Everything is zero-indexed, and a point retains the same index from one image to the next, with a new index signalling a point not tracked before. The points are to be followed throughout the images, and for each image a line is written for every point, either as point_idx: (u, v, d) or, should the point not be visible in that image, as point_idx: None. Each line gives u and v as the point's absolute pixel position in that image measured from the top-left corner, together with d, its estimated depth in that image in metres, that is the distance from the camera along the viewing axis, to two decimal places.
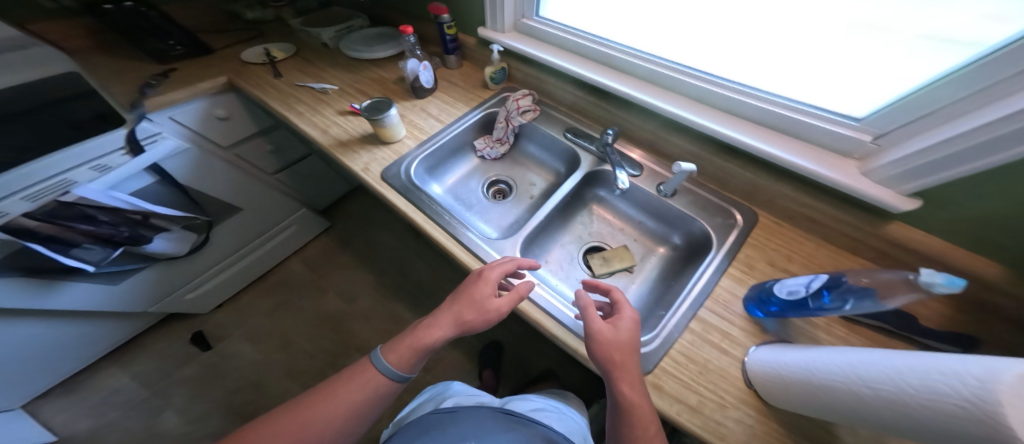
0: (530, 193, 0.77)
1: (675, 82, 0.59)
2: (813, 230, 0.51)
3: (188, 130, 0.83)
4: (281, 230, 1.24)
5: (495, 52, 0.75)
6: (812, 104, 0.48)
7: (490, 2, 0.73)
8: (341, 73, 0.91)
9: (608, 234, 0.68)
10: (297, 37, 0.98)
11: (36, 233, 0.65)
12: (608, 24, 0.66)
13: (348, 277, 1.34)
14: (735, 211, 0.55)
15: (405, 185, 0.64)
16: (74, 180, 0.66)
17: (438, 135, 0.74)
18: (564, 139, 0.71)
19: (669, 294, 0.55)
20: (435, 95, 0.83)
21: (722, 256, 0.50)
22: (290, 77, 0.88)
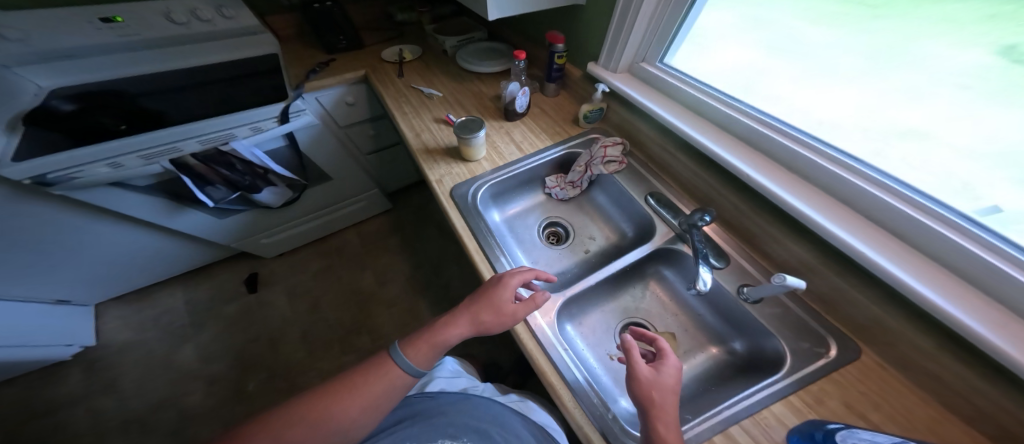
0: (586, 248, 0.72)
1: (809, 165, 0.53)
2: (930, 391, 0.41)
3: (322, 110, 1.03)
4: (348, 202, 1.38)
5: (598, 90, 0.74)
6: (1009, 239, 0.38)
7: (611, 42, 0.71)
8: (447, 81, 0.98)
9: (655, 315, 0.63)
10: (427, 44, 1.12)
11: (192, 170, 0.85)
12: (747, 89, 0.63)
13: (389, 261, 1.42)
14: (831, 341, 0.46)
15: (469, 208, 0.66)
16: (233, 135, 0.84)
17: (512, 165, 0.74)
18: (643, 203, 0.66)
19: (705, 399, 0.50)
20: (523, 121, 0.84)
21: (785, 382, 0.44)
22: (410, 77, 1.00)
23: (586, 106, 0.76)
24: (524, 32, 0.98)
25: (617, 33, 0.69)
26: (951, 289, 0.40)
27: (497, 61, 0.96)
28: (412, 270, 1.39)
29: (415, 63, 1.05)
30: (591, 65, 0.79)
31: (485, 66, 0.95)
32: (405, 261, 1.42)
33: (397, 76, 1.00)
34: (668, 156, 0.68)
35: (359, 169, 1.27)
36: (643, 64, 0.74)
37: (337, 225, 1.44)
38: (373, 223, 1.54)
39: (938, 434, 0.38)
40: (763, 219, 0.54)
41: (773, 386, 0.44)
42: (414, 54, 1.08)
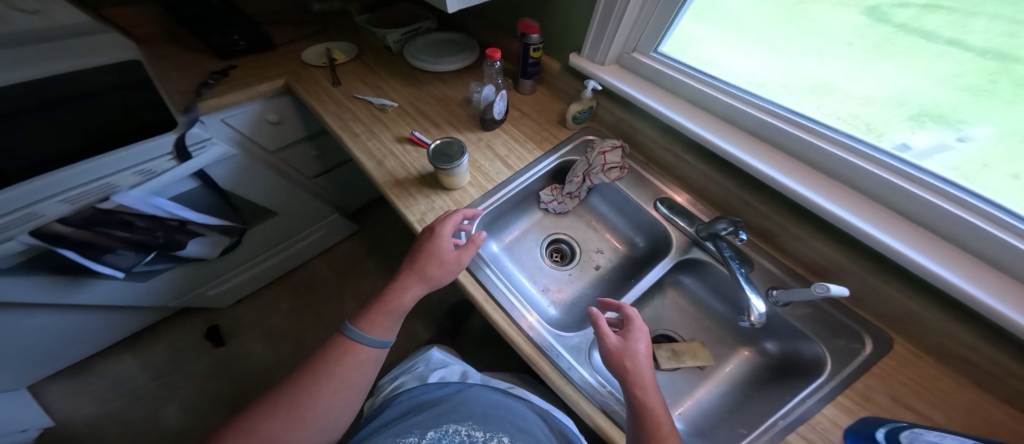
0: (596, 264, 0.68)
1: (780, 136, 0.53)
2: (963, 373, 0.42)
3: (239, 133, 0.83)
4: (308, 233, 1.22)
5: (590, 88, 0.66)
6: (955, 185, 0.42)
7: (596, 32, 0.62)
8: (399, 86, 0.83)
9: (680, 324, 0.60)
10: (365, 40, 0.93)
11: (70, 238, 0.64)
12: (710, 65, 0.61)
13: (370, 286, 1.28)
14: (864, 334, 0.45)
15: (468, 252, 0.56)
16: (115, 184, 0.65)
17: (500, 188, 0.66)
18: (656, 211, 0.61)
19: (749, 408, 0.49)
20: (503, 128, 0.75)
21: (833, 385, 0.42)
22: (347, 87, 0.82)
23: (576, 107, 0.68)
24: (489, 20, 0.85)
25: (603, 23, 0.61)
26: (964, 265, 0.41)
27: (459, 56, 0.82)
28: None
29: (351, 65, 0.88)
30: (574, 56, 0.69)
31: (445, 64, 0.81)
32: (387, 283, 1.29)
33: (329, 84, 0.82)
34: (674, 156, 0.63)
35: (304, 196, 1.08)
36: (635, 54, 0.66)
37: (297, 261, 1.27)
38: (340, 249, 1.37)
39: (1005, 429, 0.38)
40: (787, 217, 0.52)
41: (821, 391, 0.42)
42: (346, 54, 0.89)
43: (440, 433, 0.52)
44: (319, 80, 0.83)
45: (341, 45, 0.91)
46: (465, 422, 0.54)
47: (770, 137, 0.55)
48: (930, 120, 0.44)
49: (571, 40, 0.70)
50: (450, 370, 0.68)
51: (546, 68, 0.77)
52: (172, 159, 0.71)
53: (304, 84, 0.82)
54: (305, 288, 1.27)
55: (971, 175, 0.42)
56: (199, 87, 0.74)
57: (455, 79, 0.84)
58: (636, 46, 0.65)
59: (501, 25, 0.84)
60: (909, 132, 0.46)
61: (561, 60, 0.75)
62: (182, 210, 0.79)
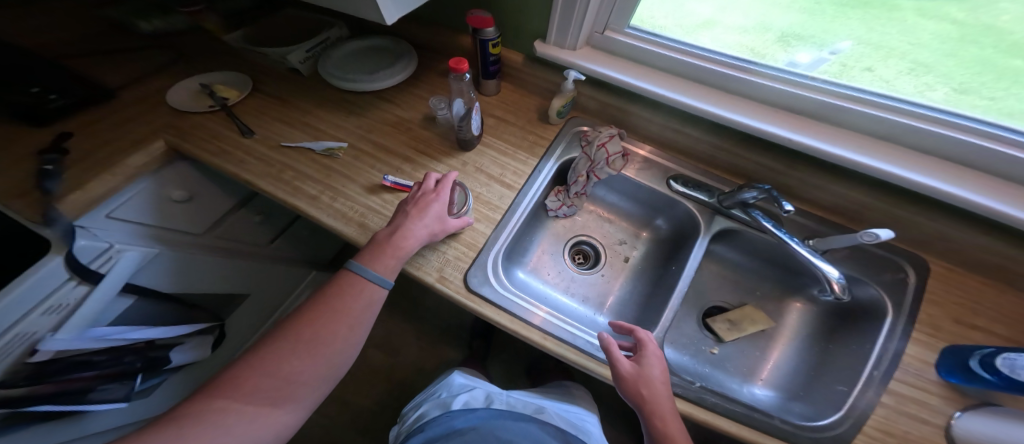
0: (624, 255, 0.74)
1: (757, 89, 0.57)
2: (992, 274, 0.54)
3: (135, 224, 0.62)
4: (299, 293, 1.13)
5: (570, 80, 0.60)
6: (879, 94, 0.50)
7: (561, 15, 0.55)
8: (336, 116, 0.66)
9: (727, 295, 0.73)
10: (265, 70, 0.74)
11: (38, 397, 0.48)
12: (670, 28, 0.60)
13: (388, 329, 1.26)
14: (905, 264, 0.56)
15: (501, 293, 0.53)
16: (36, 330, 0.48)
17: (508, 216, 0.60)
18: (669, 188, 0.66)
19: (828, 360, 0.61)
20: (483, 143, 0.66)
21: (901, 322, 0.52)
22: (265, 134, 0.63)
23: (559, 102, 0.63)
24: (425, 20, 0.72)
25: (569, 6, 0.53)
26: (924, 162, 0.49)
27: (398, 65, 0.69)
28: (416, 328, 1.26)
29: (248, 99, 0.69)
30: (539, 44, 0.62)
31: (386, 80, 0.67)
32: (400, 322, 1.26)
33: (241, 135, 0.62)
34: (660, 127, 0.67)
35: (270, 266, 0.94)
36: (607, 32, 0.62)
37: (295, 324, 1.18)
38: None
39: (1004, 308, 0.52)
40: (808, 172, 0.58)
41: (897, 330, 0.52)
42: (238, 92, 0.69)
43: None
44: (215, 131, 0.63)
45: (227, 81, 0.72)
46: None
47: (700, 80, 0.60)
48: (795, 40, 0.55)
49: (529, 25, 0.62)
50: (478, 392, 0.68)
51: (508, 62, 0.70)
52: (79, 285, 0.51)
53: (195, 138, 0.62)
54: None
55: (843, 75, 0.53)
56: (37, 182, 0.52)
57: (400, 93, 0.70)
58: (607, 23, 0.61)
59: (429, 21, 0.72)
60: (788, 52, 0.55)
61: (523, 50, 0.68)
62: (133, 333, 0.62)
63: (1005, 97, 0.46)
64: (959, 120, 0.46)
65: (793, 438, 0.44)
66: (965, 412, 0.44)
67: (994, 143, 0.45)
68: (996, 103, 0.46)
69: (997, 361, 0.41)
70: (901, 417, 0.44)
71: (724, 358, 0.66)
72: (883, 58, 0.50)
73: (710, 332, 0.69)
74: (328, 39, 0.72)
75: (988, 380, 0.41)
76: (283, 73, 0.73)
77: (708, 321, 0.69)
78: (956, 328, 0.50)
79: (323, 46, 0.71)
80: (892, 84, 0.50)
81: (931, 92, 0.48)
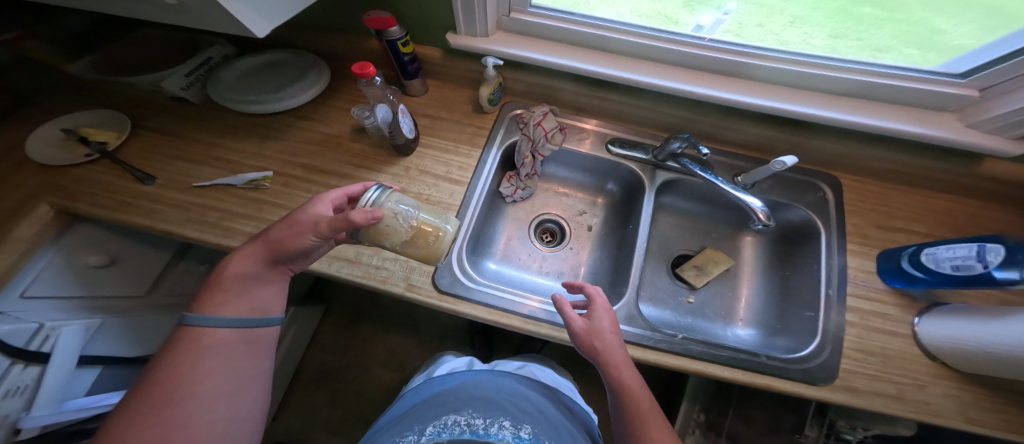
0: (588, 225, 0.76)
1: (688, 58, 0.59)
2: (898, 179, 0.63)
3: (66, 298, 0.54)
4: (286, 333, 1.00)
5: (490, 66, 0.60)
6: (797, 52, 0.55)
7: (462, 6, 0.54)
8: (252, 142, 0.61)
9: (688, 241, 0.77)
10: (152, 103, 0.65)
11: None
12: (585, 3, 0.60)
13: (386, 346, 1.26)
14: (821, 183, 0.66)
15: (474, 288, 0.54)
16: (9, 413, 0.42)
17: (463, 215, 0.59)
18: (608, 153, 0.69)
19: (789, 286, 0.67)
20: (421, 144, 0.64)
21: (835, 236, 0.61)
22: (171, 176, 0.56)
23: (487, 90, 0.63)
24: (326, 26, 0.68)
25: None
26: (861, 106, 0.55)
27: (307, 80, 0.66)
28: (412, 337, 1.27)
29: (138, 139, 0.60)
30: (451, 36, 0.60)
31: (298, 95, 0.64)
32: (397, 336, 1.27)
33: (139, 182, 0.55)
34: (588, 98, 0.68)
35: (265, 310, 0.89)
36: (512, 14, 0.59)
37: (292, 364, 1.13)
38: (325, 328, 1.27)
39: (910, 203, 0.62)
40: (739, 119, 0.63)
41: (834, 244, 0.61)
42: (116, 134, 0.60)
43: (439, 427, 0.45)
44: (109, 183, 0.55)
45: (98, 121, 0.61)
46: (465, 412, 0.48)
47: (626, 52, 0.61)
48: (698, 5, 0.59)
49: (433, 18, 0.60)
50: (461, 360, 0.69)
51: (425, 58, 0.67)
52: (27, 368, 0.45)
53: (88, 195, 0.54)
54: (319, 382, 1.20)
55: (741, 33, 0.58)
56: None
57: (319, 107, 0.66)
58: (510, 6, 0.58)
59: (332, 27, 0.68)
60: (694, 16, 0.59)
61: (437, 43, 0.66)
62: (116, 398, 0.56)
63: (869, 37, 0.54)
64: (848, 64, 0.53)
65: (784, 372, 0.50)
66: (923, 316, 0.53)
67: (888, 80, 0.52)
68: (863, 42, 0.54)
69: (925, 260, 0.52)
70: (871, 333, 0.53)
71: (702, 305, 0.71)
72: (767, 16, 0.57)
73: (682, 282, 0.73)
74: (211, 60, 0.66)
75: (925, 276, 0.52)
76: (178, 106, 0.65)
77: (679, 272, 0.73)
78: (881, 233, 0.60)
79: (206, 67, 0.65)
80: (781, 35, 0.57)
81: (812, 39, 0.56)
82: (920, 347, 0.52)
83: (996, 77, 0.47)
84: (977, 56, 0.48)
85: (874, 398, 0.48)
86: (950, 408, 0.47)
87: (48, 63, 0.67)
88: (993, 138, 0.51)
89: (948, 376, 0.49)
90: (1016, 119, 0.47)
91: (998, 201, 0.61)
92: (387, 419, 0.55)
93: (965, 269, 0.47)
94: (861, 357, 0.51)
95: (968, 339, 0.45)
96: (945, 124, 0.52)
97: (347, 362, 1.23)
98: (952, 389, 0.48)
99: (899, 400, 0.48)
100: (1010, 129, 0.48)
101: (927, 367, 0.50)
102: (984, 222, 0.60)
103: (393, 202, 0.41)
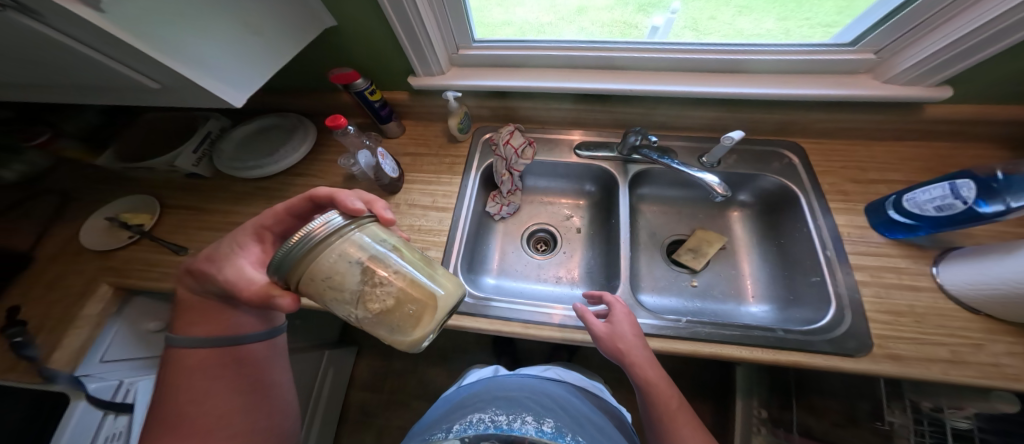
0: (577, 228, 0.79)
1: (639, 61, 0.63)
2: (860, 135, 0.65)
3: (134, 359, 0.64)
4: (326, 372, 1.07)
5: (451, 99, 0.65)
6: (744, 43, 0.59)
7: (413, 54, 0.62)
8: (267, 204, 0.69)
9: (679, 226, 0.78)
10: (174, 182, 0.75)
11: None
12: (536, 30, 0.66)
13: (420, 378, 1.30)
14: (783, 150, 0.68)
15: (476, 305, 0.57)
16: None
17: (452, 239, 0.63)
18: (580, 158, 0.74)
19: (788, 254, 0.66)
20: (408, 181, 0.70)
21: (815, 197, 0.63)
22: (198, 245, 0.64)
23: (454, 120, 0.69)
24: (312, 92, 0.78)
25: (415, 45, 0.59)
26: (808, 80, 0.59)
27: (295, 140, 0.75)
28: (444, 366, 1.30)
29: (168, 216, 0.69)
30: (412, 79, 0.68)
31: (289, 155, 0.73)
32: (429, 366, 1.31)
33: (172, 253, 0.63)
34: (545, 111, 0.73)
35: (307, 353, 0.96)
36: (461, 51, 0.67)
37: (337, 404, 1.18)
38: (364, 367, 1.32)
39: (874, 156, 0.64)
40: (697, 107, 0.67)
41: (816, 205, 0.62)
42: (148, 214, 0.69)
43: (465, 424, 0.47)
44: (152, 257, 0.63)
45: (134, 206, 0.71)
46: (488, 410, 0.50)
47: (579, 65, 0.66)
48: (651, 8, 0.63)
49: (396, 68, 0.68)
50: (490, 368, 0.73)
51: (394, 102, 0.75)
52: (119, 416, 0.55)
53: (139, 271, 0.61)
54: (367, 420, 1.25)
55: (697, 28, 0.61)
56: (14, 356, 0.51)
57: (313, 163, 0.75)
58: (456, 44, 0.66)
59: (314, 90, 0.78)
60: (648, 19, 0.63)
61: (402, 88, 0.74)
62: None
63: (815, 15, 0.58)
64: (786, 47, 0.58)
65: (808, 345, 0.49)
66: (940, 265, 0.52)
67: (823, 55, 0.57)
68: (811, 21, 0.58)
69: (907, 206, 0.51)
70: (889, 291, 0.52)
71: (707, 287, 0.70)
72: (717, 8, 0.60)
73: (682, 267, 0.73)
74: (212, 133, 0.75)
75: (916, 223, 0.51)
76: (196, 182, 0.74)
77: (675, 257, 0.73)
78: (857, 187, 0.62)
79: (208, 140, 0.74)
80: (734, 26, 0.60)
81: (762, 25, 0.60)
82: (952, 300, 0.49)
83: (883, 40, 0.53)
84: (855, 26, 0.55)
85: (931, 367, 0.45)
86: (1014, 365, 0.44)
87: (81, 161, 0.78)
88: (917, 87, 0.55)
89: (1001, 330, 0.46)
90: (923, 68, 0.52)
91: (965, 139, 0.62)
92: (430, 418, 0.59)
93: (948, 208, 0.47)
94: (889, 319, 0.49)
95: (999, 284, 0.43)
96: (863, 84, 0.57)
97: (389, 396, 1.28)
98: (1017, 347, 0.45)
99: (959, 365, 0.44)
100: (928, 77, 0.53)
101: (973, 323, 0.47)
102: (948, 161, 0.62)
103: (363, 237, 0.34)
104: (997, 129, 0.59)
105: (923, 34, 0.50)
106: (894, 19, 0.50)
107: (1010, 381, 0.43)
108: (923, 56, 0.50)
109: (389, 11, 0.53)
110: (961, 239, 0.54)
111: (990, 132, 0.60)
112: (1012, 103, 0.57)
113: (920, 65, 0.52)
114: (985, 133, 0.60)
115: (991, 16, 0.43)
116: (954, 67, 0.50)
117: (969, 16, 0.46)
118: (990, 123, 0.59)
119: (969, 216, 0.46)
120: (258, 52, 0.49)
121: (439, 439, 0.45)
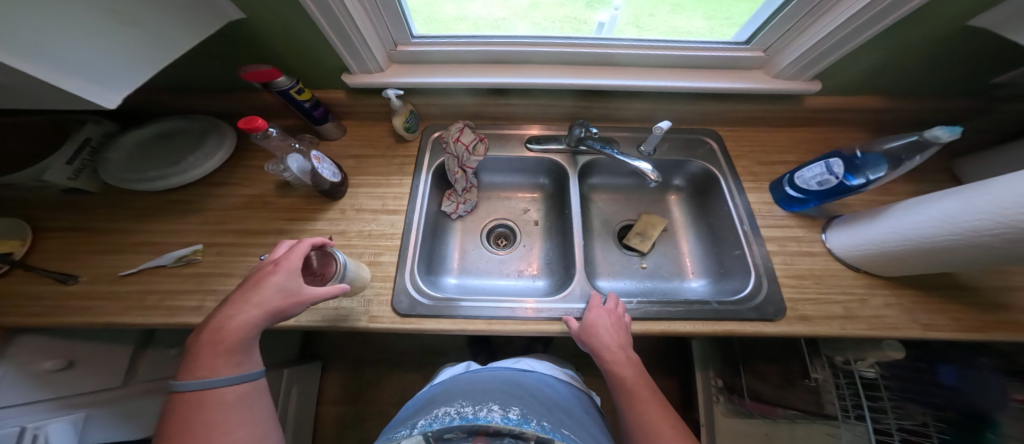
0: (534, 220, 0.81)
1: (581, 56, 0.66)
2: (766, 123, 0.75)
3: (37, 402, 0.54)
4: (287, 394, 0.98)
5: (393, 98, 0.63)
6: (673, 40, 0.64)
7: (343, 50, 0.58)
8: (190, 218, 0.62)
9: (627, 212, 0.83)
10: (62, 201, 0.64)
11: None
12: (480, 24, 0.66)
13: (392, 387, 1.25)
14: (704, 137, 0.76)
15: (434, 305, 0.56)
16: None
17: (405, 241, 0.61)
18: (532, 151, 0.75)
19: (715, 231, 0.74)
20: (353, 184, 0.67)
21: (732, 178, 0.70)
22: (99, 270, 0.56)
23: (399, 119, 0.67)
24: (233, 91, 0.71)
25: (346, 43, 0.57)
26: (717, 74, 0.66)
27: (211, 146, 0.68)
28: (417, 372, 1.27)
29: (56, 241, 0.59)
30: (347, 77, 0.64)
31: (205, 161, 0.66)
32: (401, 374, 1.26)
33: (56, 281, 0.54)
34: (497, 106, 0.75)
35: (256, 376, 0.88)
36: (400, 47, 0.65)
37: (305, 426, 1.11)
38: (329, 384, 1.24)
39: (780, 141, 0.74)
40: (632, 99, 0.72)
41: (733, 185, 0.70)
42: (19, 240, 0.58)
43: (430, 419, 0.47)
44: (36, 290, 0.54)
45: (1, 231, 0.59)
46: (455, 403, 0.50)
47: (524, 60, 0.67)
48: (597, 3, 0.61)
49: (327, 65, 0.64)
50: (460, 365, 0.73)
51: (330, 101, 0.71)
52: None
53: (18, 306, 0.52)
54: (339, 438, 1.18)
55: (639, 25, 0.64)
56: None
57: (243, 169, 0.69)
58: (394, 40, 0.64)
59: (235, 91, 0.71)
60: (596, 14, 0.62)
61: (338, 86, 0.70)
62: None
63: (733, 14, 0.62)
64: (699, 44, 0.64)
65: (738, 314, 0.55)
66: (827, 232, 0.61)
67: (731, 52, 0.64)
68: (729, 20, 0.63)
69: (799, 183, 0.59)
70: (794, 258, 0.60)
71: (656, 268, 0.76)
72: (655, 5, 0.62)
73: (633, 251, 0.78)
74: (92, 139, 0.65)
75: (806, 197, 0.60)
76: (94, 200, 0.64)
77: (626, 242, 0.78)
78: (764, 168, 0.71)
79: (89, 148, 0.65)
80: (670, 25, 0.64)
81: (693, 23, 0.64)
82: (840, 261, 0.59)
83: (768, 40, 0.62)
84: (748, 27, 0.62)
85: (830, 322, 0.53)
86: (888, 312, 0.53)
87: None
88: (796, 82, 0.64)
89: (879, 284, 0.56)
90: (800, 64, 0.60)
91: (848, 123, 0.73)
92: (401, 415, 0.58)
93: (826, 183, 0.56)
94: (795, 283, 0.57)
95: (871, 245, 0.51)
96: (754, 78, 0.66)
97: (360, 411, 1.22)
98: (890, 298, 0.54)
99: (852, 318, 0.53)
100: (805, 73, 0.62)
101: (858, 280, 0.56)
102: (835, 143, 0.72)
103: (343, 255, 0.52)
104: (869, 114, 0.71)
105: (798, 34, 0.59)
106: (775, 21, 0.58)
107: (886, 325, 0.52)
108: (798, 53, 0.59)
109: (311, 7, 0.50)
110: (848, 210, 0.64)
111: (865, 118, 0.72)
112: (876, 93, 0.68)
113: (798, 61, 0.60)
114: (862, 118, 0.72)
115: (847, 16, 0.52)
116: (822, 64, 0.59)
117: (830, 17, 0.54)
118: (863, 110, 0.70)
119: (841, 190, 0.55)
120: (131, 47, 0.44)
121: (403, 436, 0.45)
